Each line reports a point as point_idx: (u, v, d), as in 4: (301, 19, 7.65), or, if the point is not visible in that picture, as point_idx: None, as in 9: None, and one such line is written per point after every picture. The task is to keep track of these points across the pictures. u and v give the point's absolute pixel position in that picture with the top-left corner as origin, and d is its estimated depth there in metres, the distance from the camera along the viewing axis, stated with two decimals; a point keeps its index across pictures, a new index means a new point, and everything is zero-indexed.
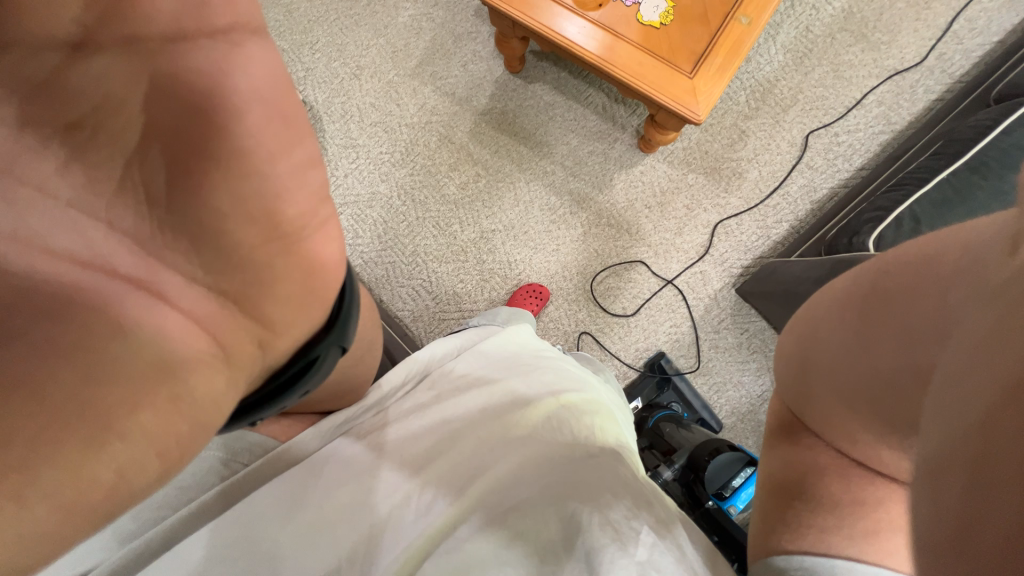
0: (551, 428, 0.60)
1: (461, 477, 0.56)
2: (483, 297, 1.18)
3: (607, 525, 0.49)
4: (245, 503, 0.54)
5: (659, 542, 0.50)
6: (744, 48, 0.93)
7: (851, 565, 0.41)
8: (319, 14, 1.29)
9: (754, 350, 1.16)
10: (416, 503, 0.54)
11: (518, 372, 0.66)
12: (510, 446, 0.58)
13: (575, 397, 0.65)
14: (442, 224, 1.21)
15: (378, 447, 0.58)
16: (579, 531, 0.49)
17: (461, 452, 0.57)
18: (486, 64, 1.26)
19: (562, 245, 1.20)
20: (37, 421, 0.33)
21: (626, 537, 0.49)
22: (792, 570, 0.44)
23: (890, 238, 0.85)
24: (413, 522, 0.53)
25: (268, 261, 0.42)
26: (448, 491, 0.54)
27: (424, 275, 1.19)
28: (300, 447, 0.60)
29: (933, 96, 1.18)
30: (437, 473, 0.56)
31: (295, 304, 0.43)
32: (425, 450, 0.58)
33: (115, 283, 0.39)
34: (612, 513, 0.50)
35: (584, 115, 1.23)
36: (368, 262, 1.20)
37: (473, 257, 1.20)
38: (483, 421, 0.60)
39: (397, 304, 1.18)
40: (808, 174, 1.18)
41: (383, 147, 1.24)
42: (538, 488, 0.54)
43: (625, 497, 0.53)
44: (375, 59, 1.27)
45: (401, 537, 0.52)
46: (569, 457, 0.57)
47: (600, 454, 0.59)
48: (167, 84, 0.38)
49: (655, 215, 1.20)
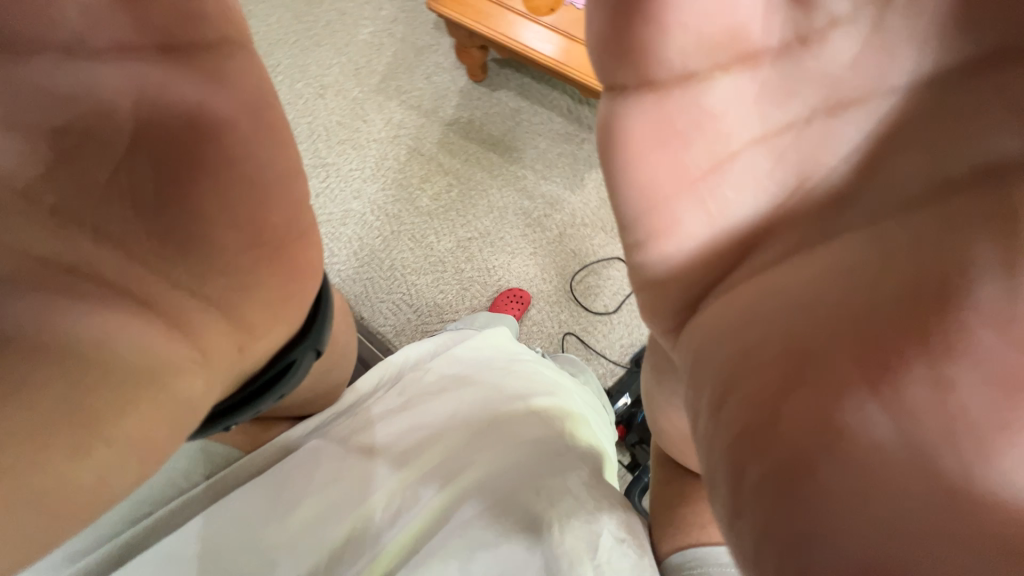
0: (531, 425, 0.60)
1: (445, 473, 0.56)
2: (465, 306, 1.18)
3: (571, 534, 0.51)
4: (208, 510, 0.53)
5: (619, 542, 0.52)
6: None
7: (705, 549, 0.52)
8: (279, 36, 1.29)
9: None
10: (390, 506, 0.54)
11: (495, 374, 0.65)
12: (485, 444, 0.58)
13: (552, 396, 0.65)
14: (418, 236, 1.21)
15: (360, 448, 0.58)
16: (548, 540, 0.50)
17: (444, 449, 0.58)
18: (449, 75, 1.27)
19: (538, 248, 1.20)
20: (27, 423, 0.31)
21: (589, 542, 0.51)
22: (683, 563, 0.54)
23: None
24: (388, 526, 0.53)
25: (250, 268, 0.42)
26: (435, 479, 0.56)
27: (403, 288, 1.19)
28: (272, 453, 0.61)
29: None
30: (422, 467, 0.56)
31: (273, 306, 0.45)
32: (410, 446, 0.58)
33: (91, 285, 0.37)
34: (572, 518, 0.52)
35: (551, 118, 1.25)
36: (346, 279, 1.19)
37: (451, 266, 1.20)
38: (464, 420, 0.59)
39: (378, 320, 1.17)
40: None
41: (352, 164, 1.23)
42: (510, 485, 0.55)
43: (596, 504, 0.54)
44: (338, 77, 1.27)
45: (376, 540, 0.52)
46: (541, 456, 0.58)
47: (566, 453, 0.59)
48: (127, 105, 0.37)
49: None
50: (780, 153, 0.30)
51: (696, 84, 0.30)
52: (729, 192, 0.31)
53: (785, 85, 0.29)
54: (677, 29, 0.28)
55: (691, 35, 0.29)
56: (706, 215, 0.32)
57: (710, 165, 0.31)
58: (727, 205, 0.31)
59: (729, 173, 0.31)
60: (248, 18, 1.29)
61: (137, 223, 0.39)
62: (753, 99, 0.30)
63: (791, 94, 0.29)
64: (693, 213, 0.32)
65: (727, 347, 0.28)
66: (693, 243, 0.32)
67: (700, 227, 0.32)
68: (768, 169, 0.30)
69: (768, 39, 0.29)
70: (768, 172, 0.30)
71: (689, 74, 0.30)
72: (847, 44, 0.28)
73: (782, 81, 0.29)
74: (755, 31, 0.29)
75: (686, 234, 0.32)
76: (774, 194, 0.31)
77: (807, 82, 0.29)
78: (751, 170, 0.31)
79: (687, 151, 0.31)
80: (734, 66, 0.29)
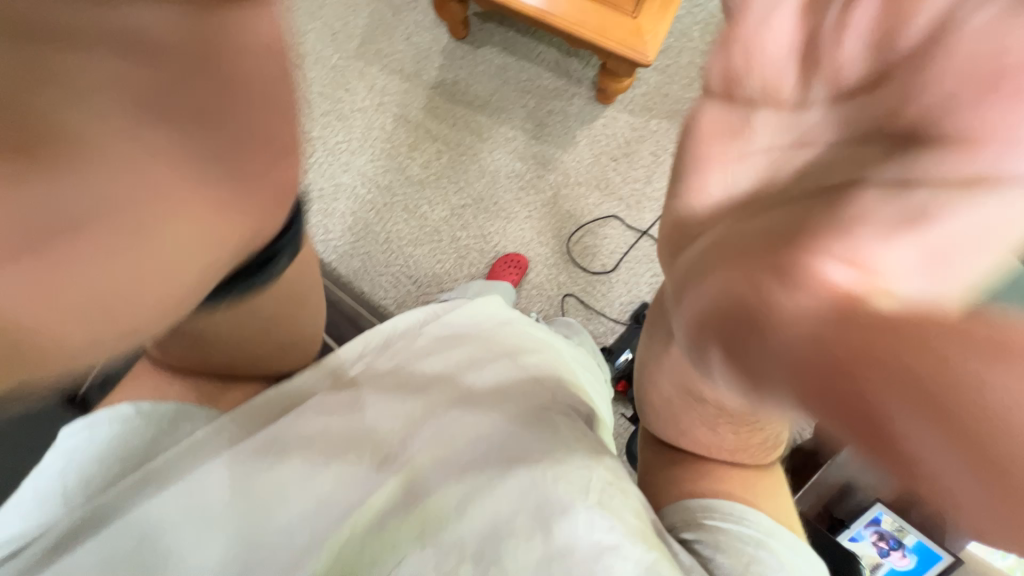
0: (521, 383, 0.54)
1: (433, 424, 0.48)
2: (463, 274, 1.18)
3: (563, 485, 0.44)
4: (98, 421, 0.47)
5: (610, 486, 0.46)
6: None
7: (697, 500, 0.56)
8: None
9: None
10: (348, 475, 0.44)
11: (487, 334, 0.61)
12: (472, 404, 0.50)
13: (545, 350, 0.63)
14: (411, 207, 1.19)
15: (317, 412, 0.48)
16: (542, 491, 0.43)
17: (422, 410, 0.49)
18: (429, 34, 1.21)
19: (533, 211, 1.19)
20: None
21: (580, 496, 0.43)
22: (676, 512, 0.57)
23: None
24: (342, 502, 0.43)
25: (229, 132, 0.33)
26: (407, 441, 0.46)
27: (401, 261, 1.19)
28: (204, 411, 0.52)
29: None
30: (409, 418, 0.48)
31: (259, 193, 0.36)
32: (383, 410, 0.49)
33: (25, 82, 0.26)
34: (564, 470, 0.45)
35: (538, 73, 1.20)
36: (343, 255, 1.19)
37: (447, 235, 1.19)
38: (448, 380, 0.52)
39: (378, 294, 1.18)
40: None
41: (338, 136, 1.21)
42: (499, 446, 0.47)
43: (590, 459, 0.48)
44: (314, 45, 1.22)
45: (326, 506, 0.42)
46: (531, 412, 0.50)
47: (554, 406, 0.53)
48: None
49: (623, 167, 1.18)
50: (777, 160, 0.38)
51: (748, 103, 0.40)
52: (735, 173, 0.40)
53: (799, 119, 0.38)
54: (759, 63, 0.38)
55: (766, 70, 0.38)
56: (723, 181, 0.40)
57: (737, 155, 0.40)
58: (740, 175, 0.39)
59: (743, 163, 0.39)
60: None
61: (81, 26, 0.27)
62: (777, 122, 0.39)
63: (799, 127, 0.38)
64: (716, 180, 0.40)
65: (756, 298, 0.26)
66: (710, 200, 0.40)
67: (719, 185, 0.40)
68: (769, 166, 0.38)
69: (795, 91, 0.38)
70: (768, 168, 0.38)
71: (753, 96, 0.40)
72: (821, 95, 0.37)
73: (800, 120, 0.38)
74: (790, 88, 0.38)
75: (709, 191, 0.41)
76: (771, 172, 0.38)
77: (802, 125, 0.38)
78: (772, 165, 0.38)
79: (725, 141, 0.41)
80: (772, 103, 0.39)
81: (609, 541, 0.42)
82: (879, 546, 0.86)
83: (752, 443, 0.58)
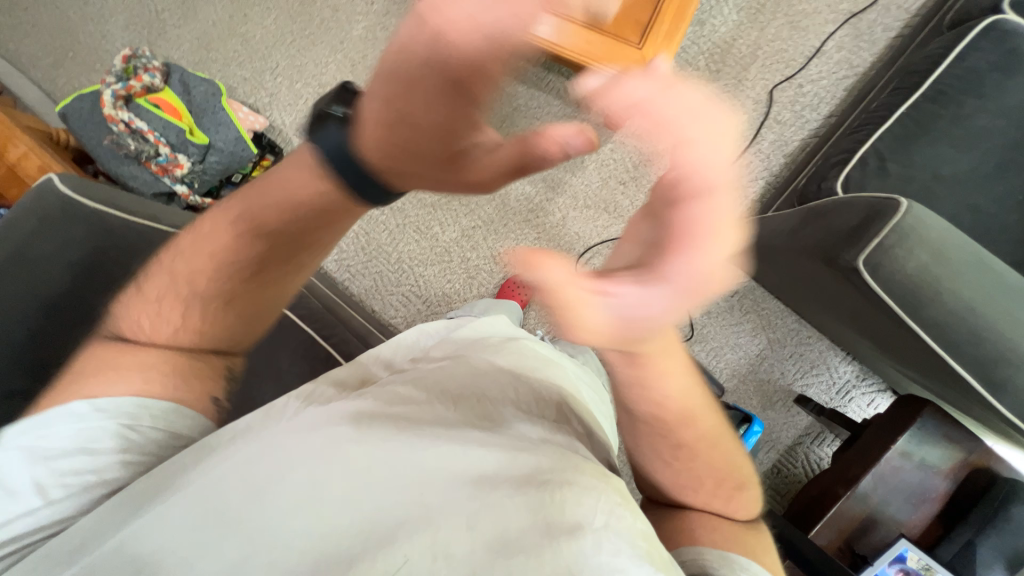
0: (524, 400, 0.52)
1: (429, 437, 0.43)
2: (473, 294, 1.20)
3: (575, 501, 0.39)
4: (60, 420, 0.56)
5: (619, 507, 0.41)
6: (689, 10, 0.92)
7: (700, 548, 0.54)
8: (275, 39, 1.30)
9: (747, 310, 1.16)
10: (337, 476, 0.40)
11: (494, 350, 0.61)
12: (474, 411, 0.48)
13: (550, 368, 0.62)
14: (422, 228, 1.22)
15: (315, 419, 0.46)
16: (546, 508, 0.38)
17: (422, 413, 0.46)
18: None
19: (541, 233, 1.21)
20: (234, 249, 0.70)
21: (593, 515, 0.38)
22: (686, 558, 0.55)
23: (857, 178, 0.86)
24: (328, 511, 0.38)
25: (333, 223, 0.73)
26: (404, 440, 0.42)
27: (412, 280, 1.21)
28: (162, 403, 0.60)
29: (892, 33, 1.16)
30: (403, 430, 0.43)
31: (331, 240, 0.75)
32: (382, 410, 0.46)
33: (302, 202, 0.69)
34: (576, 484, 0.40)
35: (548, 101, 1.24)
36: (357, 275, 1.23)
37: (457, 256, 1.21)
38: (450, 389, 0.50)
39: (390, 312, 1.21)
40: (776, 129, 1.17)
41: None
42: (503, 452, 0.43)
43: (597, 478, 0.43)
44: (335, 75, 1.28)
45: (301, 524, 0.37)
46: (535, 429, 0.48)
47: (560, 431, 0.50)
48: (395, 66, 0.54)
49: (631, 190, 1.19)
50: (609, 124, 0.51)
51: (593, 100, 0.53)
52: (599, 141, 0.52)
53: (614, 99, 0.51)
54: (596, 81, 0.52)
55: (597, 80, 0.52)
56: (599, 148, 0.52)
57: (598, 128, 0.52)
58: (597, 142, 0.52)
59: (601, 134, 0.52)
60: (245, 23, 1.31)
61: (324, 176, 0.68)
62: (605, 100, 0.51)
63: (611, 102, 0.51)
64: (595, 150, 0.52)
65: None
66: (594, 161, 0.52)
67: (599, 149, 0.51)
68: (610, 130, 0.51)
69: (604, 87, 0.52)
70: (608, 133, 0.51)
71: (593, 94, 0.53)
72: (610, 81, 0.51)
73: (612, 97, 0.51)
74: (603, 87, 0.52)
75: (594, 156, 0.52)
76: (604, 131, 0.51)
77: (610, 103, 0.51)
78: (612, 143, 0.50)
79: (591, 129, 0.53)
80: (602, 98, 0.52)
81: (620, 566, 0.36)
82: None
83: (708, 480, 0.60)
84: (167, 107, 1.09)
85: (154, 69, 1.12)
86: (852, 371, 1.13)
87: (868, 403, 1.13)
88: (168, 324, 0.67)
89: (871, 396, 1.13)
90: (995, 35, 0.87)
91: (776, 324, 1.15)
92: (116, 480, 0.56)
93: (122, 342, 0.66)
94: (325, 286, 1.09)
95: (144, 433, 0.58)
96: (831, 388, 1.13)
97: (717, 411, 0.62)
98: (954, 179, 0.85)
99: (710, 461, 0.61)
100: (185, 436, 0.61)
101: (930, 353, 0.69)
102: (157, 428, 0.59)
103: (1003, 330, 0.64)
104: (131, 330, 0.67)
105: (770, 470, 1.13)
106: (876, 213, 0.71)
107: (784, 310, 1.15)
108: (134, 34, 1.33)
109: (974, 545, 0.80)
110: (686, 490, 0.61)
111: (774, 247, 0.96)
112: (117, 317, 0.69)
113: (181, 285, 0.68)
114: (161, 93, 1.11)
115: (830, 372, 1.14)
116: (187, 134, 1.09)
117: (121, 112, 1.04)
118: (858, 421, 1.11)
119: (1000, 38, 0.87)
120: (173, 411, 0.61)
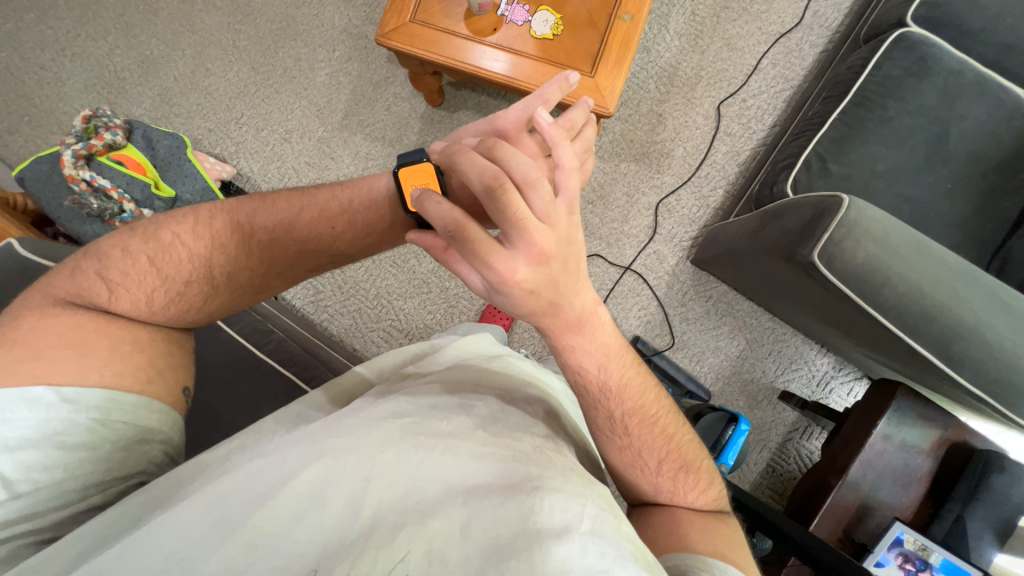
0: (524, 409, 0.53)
1: (423, 448, 0.42)
2: (455, 322, 1.20)
3: (559, 504, 0.39)
4: (16, 405, 0.45)
5: (603, 512, 0.41)
6: (633, 41, 0.99)
7: (682, 554, 0.49)
8: (238, 90, 1.32)
9: (723, 313, 1.19)
10: (320, 491, 0.39)
11: (497, 366, 0.63)
12: (475, 417, 0.48)
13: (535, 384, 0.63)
14: (398, 261, 1.22)
15: (297, 440, 0.45)
16: (536, 514, 0.37)
17: (409, 423, 0.45)
18: (408, 103, 1.30)
19: None
20: (243, 215, 0.60)
21: (574, 519, 0.38)
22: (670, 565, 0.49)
23: (804, 181, 0.92)
24: (304, 530, 0.37)
25: (376, 246, 0.63)
26: (393, 451, 0.41)
27: (392, 314, 1.21)
28: (136, 397, 0.50)
29: (818, 49, 1.28)
30: (399, 441, 0.42)
31: (369, 247, 0.63)
32: (366, 421, 0.45)
33: (349, 213, 0.62)
34: (559, 488, 0.40)
35: None
36: (335, 314, 1.21)
37: (436, 286, 1.21)
38: (443, 399, 0.50)
39: (372, 349, 1.20)
40: (728, 141, 1.25)
41: None
42: (491, 459, 0.43)
43: (582, 484, 0.43)
44: (302, 120, 1.31)
45: (293, 538, 0.36)
46: (524, 436, 0.48)
47: (545, 436, 0.51)
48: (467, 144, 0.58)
49: (599, 208, 1.23)
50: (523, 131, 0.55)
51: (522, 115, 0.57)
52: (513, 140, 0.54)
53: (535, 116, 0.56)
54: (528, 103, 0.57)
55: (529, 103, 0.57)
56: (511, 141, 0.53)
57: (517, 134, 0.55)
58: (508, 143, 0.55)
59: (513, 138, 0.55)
60: (208, 77, 1.33)
61: (379, 206, 0.62)
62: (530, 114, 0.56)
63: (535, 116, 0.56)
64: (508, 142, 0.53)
65: None
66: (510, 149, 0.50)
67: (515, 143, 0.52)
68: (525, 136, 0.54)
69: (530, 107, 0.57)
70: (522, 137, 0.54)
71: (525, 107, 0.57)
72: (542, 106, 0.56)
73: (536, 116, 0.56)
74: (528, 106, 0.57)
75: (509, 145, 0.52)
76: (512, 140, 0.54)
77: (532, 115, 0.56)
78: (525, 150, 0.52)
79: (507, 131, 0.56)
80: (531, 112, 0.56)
81: (604, 568, 0.36)
82: (906, 568, 0.80)
83: (688, 472, 0.56)
84: (132, 163, 1.09)
85: (115, 127, 1.11)
86: (828, 363, 1.18)
87: (847, 392, 1.16)
88: (162, 294, 0.55)
89: (848, 385, 1.17)
90: (905, 45, 0.97)
91: (751, 324, 1.19)
92: (85, 479, 0.47)
93: (85, 310, 0.52)
94: (301, 327, 1.07)
95: (118, 429, 0.49)
96: (810, 381, 1.17)
97: (659, 389, 0.58)
98: (889, 174, 0.92)
99: (656, 437, 0.56)
100: (160, 432, 0.52)
101: (888, 333, 0.73)
102: (132, 424, 0.50)
103: (947, 304, 0.68)
104: (101, 293, 0.53)
105: (765, 470, 1.14)
106: (827, 202, 0.77)
107: (757, 310, 1.19)
108: (94, 94, 1.33)
109: (964, 518, 0.81)
110: (636, 470, 0.56)
111: (735, 249, 1.01)
112: (83, 274, 0.55)
113: (188, 261, 0.56)
114: (123, 149, 1.10)
115: (808, 366, 1.18)
116: (153, 188, 1.09)
117: (82, 171, 1.01)
118: (839, 409, 1.15)
119: (909, 47, 0.97)
120: (148, 405, 0.51)
